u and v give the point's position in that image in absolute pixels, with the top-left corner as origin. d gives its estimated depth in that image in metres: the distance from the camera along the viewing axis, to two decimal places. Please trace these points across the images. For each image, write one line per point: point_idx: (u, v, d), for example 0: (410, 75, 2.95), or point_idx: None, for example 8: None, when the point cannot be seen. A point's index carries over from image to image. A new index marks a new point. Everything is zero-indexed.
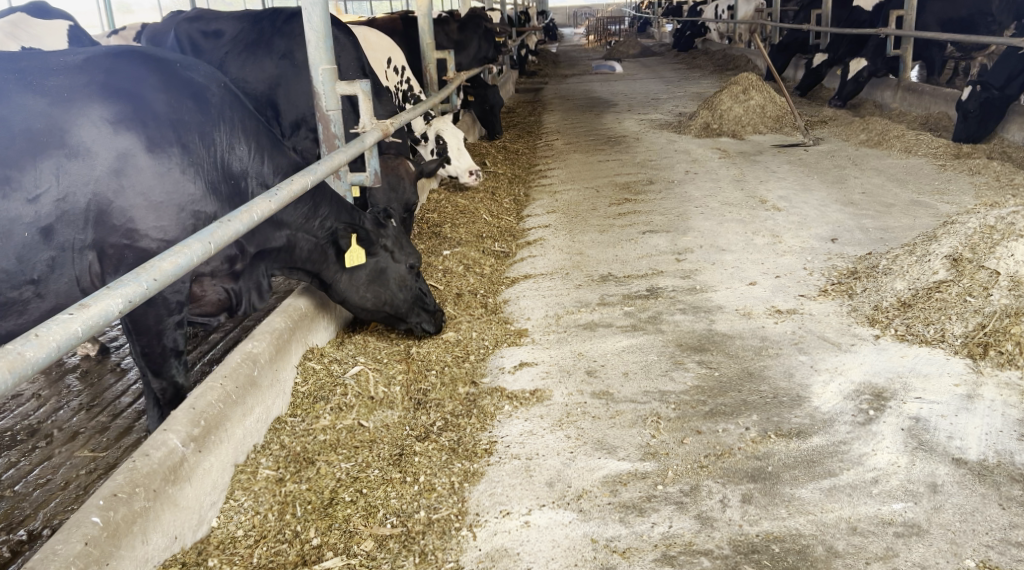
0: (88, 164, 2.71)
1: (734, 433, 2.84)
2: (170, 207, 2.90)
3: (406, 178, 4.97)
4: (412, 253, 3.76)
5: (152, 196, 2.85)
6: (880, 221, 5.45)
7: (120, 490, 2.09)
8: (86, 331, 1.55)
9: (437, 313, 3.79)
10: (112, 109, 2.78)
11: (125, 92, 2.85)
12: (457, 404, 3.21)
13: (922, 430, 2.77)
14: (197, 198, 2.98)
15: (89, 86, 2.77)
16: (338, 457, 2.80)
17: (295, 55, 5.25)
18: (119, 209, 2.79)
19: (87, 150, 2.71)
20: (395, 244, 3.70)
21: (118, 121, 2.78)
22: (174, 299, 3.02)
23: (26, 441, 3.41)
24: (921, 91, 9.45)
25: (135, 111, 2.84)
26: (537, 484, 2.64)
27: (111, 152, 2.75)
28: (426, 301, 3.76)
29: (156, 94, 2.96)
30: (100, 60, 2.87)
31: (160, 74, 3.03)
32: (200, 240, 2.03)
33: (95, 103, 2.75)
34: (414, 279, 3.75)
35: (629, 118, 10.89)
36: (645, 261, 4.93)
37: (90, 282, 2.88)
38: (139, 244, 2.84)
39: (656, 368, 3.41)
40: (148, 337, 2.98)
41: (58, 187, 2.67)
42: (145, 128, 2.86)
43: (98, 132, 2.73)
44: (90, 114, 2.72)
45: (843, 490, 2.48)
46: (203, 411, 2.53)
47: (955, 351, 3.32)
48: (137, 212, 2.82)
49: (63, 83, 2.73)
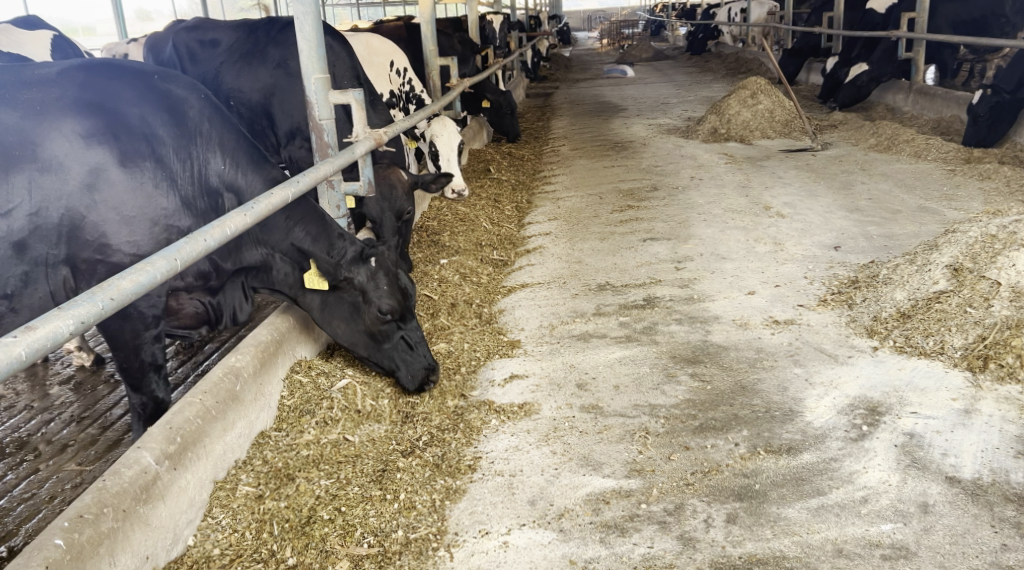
0: (60, 178, 2.83)
1: (722, 449, 2.78)
2: (142, 221, 3.02)
3: (399, 186, 4.95)
4: (391, 298, 3.34)
5: (125, 211, 2.97)
6: (886, 228, 5.37)
7: (86, 511, 2.06)
8: (29, 355, 1.53)
9: (418, 371, 3.34)
10: (83, 124, 2.90)
11: (98, 105, 2.98)
12: (445, 418, 3.17)
13: (915, 447, 2.70)
14: (171, 212, 3.12)
15: (62, 100, 2.90)
16: (318, 474, 2.75)
17: (290, 65, 5.32)
18: (91, 224, 2.90)
19: (60, 164, 2.83)
20: (368, 284, 3.35)
21: (90, 136, 2.91)
22: (150, 313, 3.11)
23: (14, 454, 3.39)
24: (934, 94, 9.32)
25: (108, 125, 2.97)
26: (518, 502, 2.59)
27: (83, 166, 2.87)
28: (405, 353, 3.35)
29: (129, 107, 3.09)
30: (74, 73, 3.01)
31: (136, 88, 3.18)
32: (167, 256, 2.02)
33: (67, 117, 2.88)
34: (390, 326, 3.36)
35: (637, 123, 10.84)
36: (644, 269, 4.87)
37: (65, 296, 2.98)
38: (112, 258, 2.96)
39: (649, 381, 3.35)
40: (125, 351, 3.06)
41: (31, 201, 2.78)
42: (118, 143, 2.99)
43: (70, 146, 2.85)
44: (62, 128, 2.85)
45: (831, 510, 2.42)
46: (179, 428, 2.50)
47: (955, 363, 3.24)
48: (110, 227, 2.94)
49: (37, 95, 2.86)
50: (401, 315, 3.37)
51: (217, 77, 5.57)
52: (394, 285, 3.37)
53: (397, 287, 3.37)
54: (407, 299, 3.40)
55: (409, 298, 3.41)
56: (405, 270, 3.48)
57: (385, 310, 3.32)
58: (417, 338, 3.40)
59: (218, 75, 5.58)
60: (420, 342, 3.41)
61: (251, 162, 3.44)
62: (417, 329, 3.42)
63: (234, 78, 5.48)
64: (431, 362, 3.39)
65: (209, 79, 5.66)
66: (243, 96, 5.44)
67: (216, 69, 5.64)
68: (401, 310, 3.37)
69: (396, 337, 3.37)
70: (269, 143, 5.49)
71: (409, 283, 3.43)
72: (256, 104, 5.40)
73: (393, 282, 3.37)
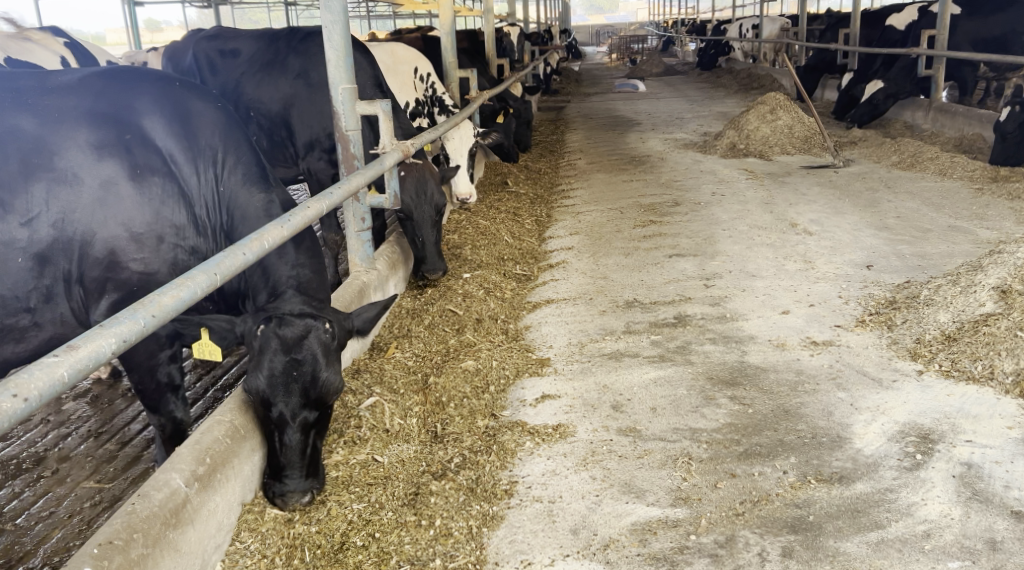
0: (74, 190, 2.86)
1: (772, 477, 2.66)
2: (151, 238, 2.97)
3: (432, 180, 4.89)
4: (262, 386, 2.58)
5: (134, 227, 2.93)
6: (917, 247, 5.24)
7: (116, 537, 1.96)
8: (72, 376, 1.53)
9: (271, 480, 2.56)
10: (96, 134, 2.95)
11: (111, 116, 3.04)
12: (477, 439, 3.05)
13: (975, 478, 2.59)
14: (179, 228, 3.07)
15: (78, 109, 2.97)
16: (349, 497, 2.63)
17: (310, 75, 5.31)
18: (101, 240, 2.88)
19: (74, 175, 2.87)
20: (251, 359, 2.64)
21: (101, 148, 2.93)
22: (164, 335, 3.05)
23: (30, 470, 3.28)
24: (954, 111, 9.22)
25: (120, 138, 3.00)
26: (561, 531, 2.48)
27: (95, 179, 2.89)
28: (272, 456, 2.60)
29: (142, 116, 3.13)
30: (93, 81, 3.10)
31: (154, 98, 3.22)
32: (207, 271, 2.03)
33: (82, 127, 2.93)
34: (263, 418, 2.61)
35: (654, 138, 10.75)
36: (672, 286, 4.76)
37: (84, 315, 3.00)
38: (119, 275, 2.89)
39: (686, 404, 3.23)
40: (140, 372, 3.02)
41: (49, 212, 2.83)
42: (130, 155, 3.00)
43: (83, 157, 2.89)
44: (76, 138, 2.90)
45: (892, 545, 2.31)
46: (208, 447, 2.40)
47: (1006, 391, 3.12)
48: (119, 243, 2.90)
49: (55, 103, 2.95)
50: (272, 407, 2.58)
51: (237, 88, 5.57)
52: (274, 373, 2.59)
53: (273, 378, 2.58)
54: (285, 394, 2.57)
55: (289, 395, 2.58)
56: (309, 367, 2.62)
57: (250, 393, 2.60)
58: (289, 447, 2.58)
59: (238, 86, 5.58)
60: (294, 453, 2.59)
61: (260, 188, 3.32)
62: (294, 438, 2.59)
63: (254, 89, 5.48)
64: (300, 483, 2.56)
65: (229, 90, 5.65)
66: (263, 107, 5.44)
67: (236, 80, 5.63)
68: (273, 403, 2.57)
69: (267, 432, 2.61)
70: (288, 154, 5.49)
71: (303, 376, 2.60)
72: (276, 115, 5.40)
73: (273, 371, 2.59)
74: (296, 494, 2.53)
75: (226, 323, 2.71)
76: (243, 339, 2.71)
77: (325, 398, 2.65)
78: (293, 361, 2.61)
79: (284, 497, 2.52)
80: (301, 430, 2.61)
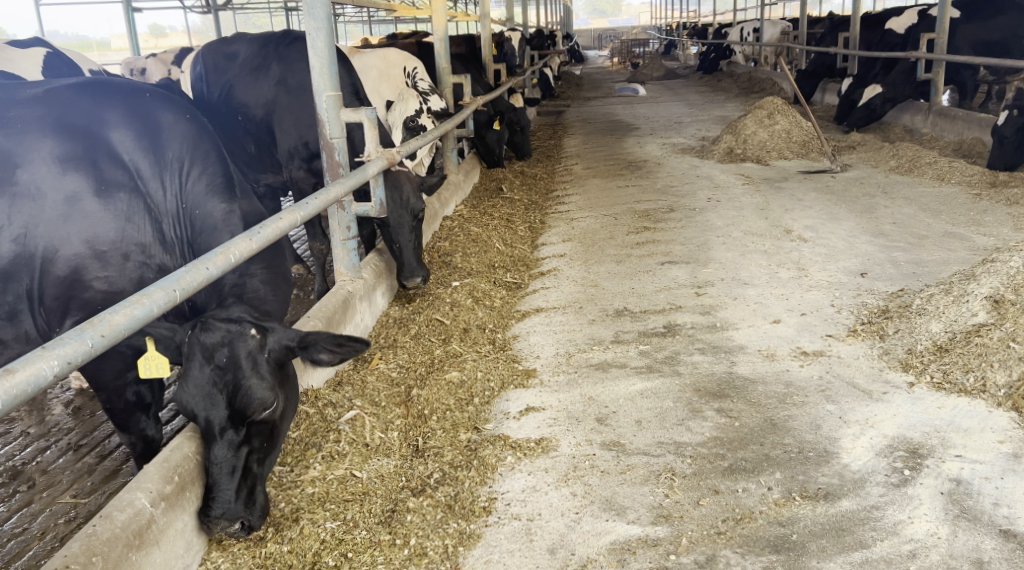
0: (37, 205, 2.84)
1: (755, 494, 2.60)
2: (115, 255, 2.91)
3: (406, 183, 4.78)
4: (188, 400, 2.44)
5: (97, 243, 2.88)
6: (912, 254, 5.18)
7: (74, 561, 1.91)
8: (8, 403, 1.48)
9: (198, 505, 2.40)
10: (62, 146, 2.92)
11: (78, 128, 3.00)
12: (457, 453, 2.98)
13: (963, 495, 2.53)
14: (145, 246, 3.00)
15: (43, 120, 2.95)
16: (324, 515, 2.57)
17: (290, 81, 5.25)
18: (63, 258, 2.83)
19: (37, 190, 2.85)
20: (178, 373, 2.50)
21: (66, 160, 2.90)
22: (130, 353, 2.99)
23: (8, 484, 3.23)
24: (954, 115, 9.14)
25: (86, 151, 2.96)
26: (537, 551, 2.43)
27: (59, 194, 2.86)
28: (203, 480, 2.44)
29: (110, 128, 3.09)
30: (61, 94, 3.08)
31: (124, 110, 3.17)
32: (165, 288, 1.98)
33: (47, 140, 2.91)
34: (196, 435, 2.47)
35: (652, 142, 10.70)
36: (663, 294, 4.70)
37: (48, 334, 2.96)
38: (82, 295, 2.82)
39: (672, 417, 3.17)
40: (107, 392, 2.98)
41: (13, 226, 2.82)
42: (97, 171, 2.96)
43: (47, 171, 2.87)
44: (39, 152, 2.88)
45: (876, 565, 2.26)
46: (177, 465, 2.36)
47: (998, 403, 3.06)
48: (82, 260, 2.85)
49: (20, 115, 2.94)
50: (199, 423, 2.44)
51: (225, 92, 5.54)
52: (198, 385, 2.44)
53: (197, 390, 2.44)
54: (210, 407, 2.43)
55: (214, 408, 2.43)
56: (232, 375, 2.47)
57: (179, 410, 2.46)
58: (217, 467, 2.42)
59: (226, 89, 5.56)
60: (223, 472, 2.42)
61: (223, 199, 3.15)
62: (222, 455, 2.43)
63: (241, 92, 5.45)
64: (230, 507, 2.39)
65: (219, 92, 5.61)
66: (247, 112, 5.41)
67: (224, 82, 5.60)
68: (201, 417, 2.43)
69: (198, 453, 2.46)
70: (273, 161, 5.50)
71: (227, 385, 2.45)
72: (260, 120, 5.38)
73: (198, 382, 2.44)
74: (224, 521, 2.37)
75: (168, 331, 2.54)
76: (182, 348, 2.52)
77: (253, 408, 2.49)
78: (217, 370, 2.45)
79: (211, 523, 2.37)
80: (229, 447, 2.45)
